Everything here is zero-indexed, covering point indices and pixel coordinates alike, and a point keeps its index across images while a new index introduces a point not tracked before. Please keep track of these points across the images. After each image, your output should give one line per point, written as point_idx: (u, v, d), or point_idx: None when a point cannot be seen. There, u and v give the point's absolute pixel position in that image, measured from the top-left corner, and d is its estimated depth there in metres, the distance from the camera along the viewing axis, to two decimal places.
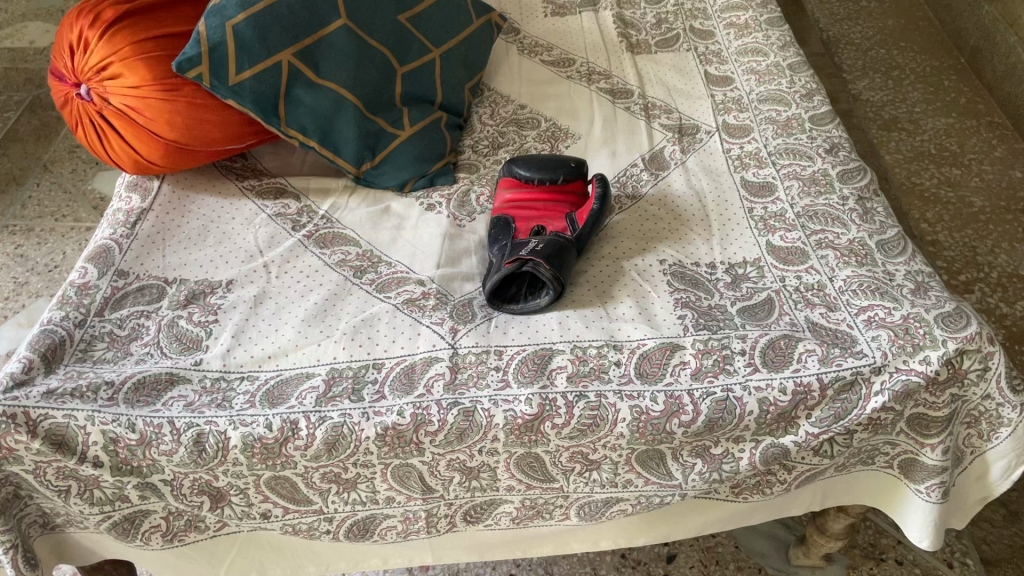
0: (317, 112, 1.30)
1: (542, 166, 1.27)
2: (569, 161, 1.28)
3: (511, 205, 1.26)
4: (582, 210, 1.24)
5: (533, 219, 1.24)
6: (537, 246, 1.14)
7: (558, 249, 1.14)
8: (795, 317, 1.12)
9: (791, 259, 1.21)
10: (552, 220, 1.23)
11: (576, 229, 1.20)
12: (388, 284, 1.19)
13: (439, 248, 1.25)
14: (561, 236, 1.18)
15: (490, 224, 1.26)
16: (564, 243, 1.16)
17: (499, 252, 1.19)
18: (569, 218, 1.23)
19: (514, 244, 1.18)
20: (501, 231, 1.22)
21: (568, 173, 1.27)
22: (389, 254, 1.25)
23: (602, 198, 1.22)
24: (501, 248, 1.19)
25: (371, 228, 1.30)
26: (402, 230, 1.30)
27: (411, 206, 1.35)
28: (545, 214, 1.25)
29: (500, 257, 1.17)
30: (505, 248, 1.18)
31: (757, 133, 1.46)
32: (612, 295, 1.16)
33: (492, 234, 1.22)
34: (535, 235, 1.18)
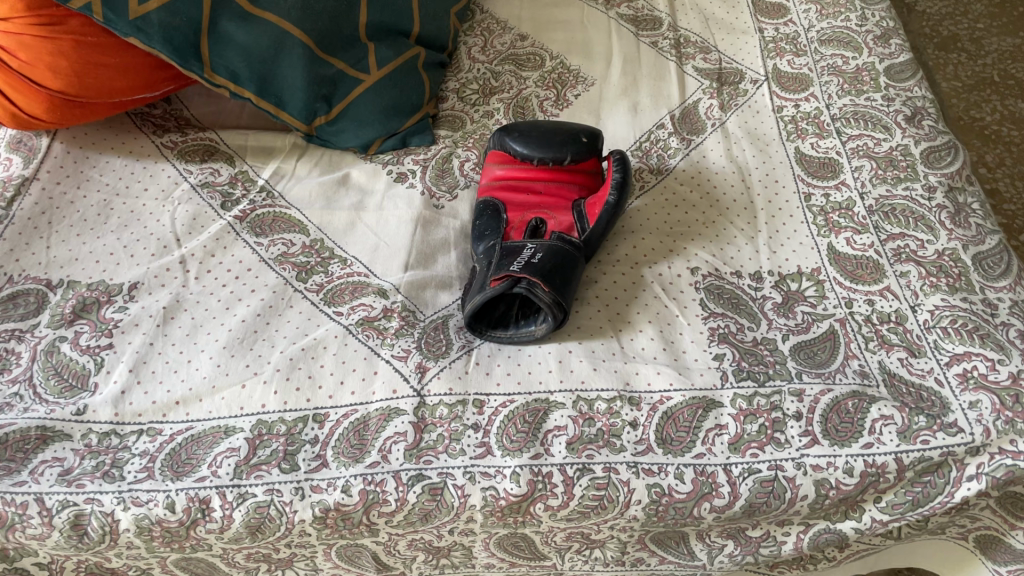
0: (252, 54, 0.99)
1: (543, 142, 0.95)
2: (577, 130, 0.97)
3: (502, 185, 0.99)
4: (594, 200, 0.95)
5: (531, 210, 0.96)
6: (533, 258, 0.87)
7: (561, 265, 0.87)
8: (866, 362, 0.86)
9: (860, 274, 0.94)
10: (555, 213, 0.96)
11: (585, 230, 0.93)
12: (340, 293, 0.93)
13: (408, 241, 0.98)
14: (565, 240, 0.91)
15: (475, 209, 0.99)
16: (569, 254, 0.89)
17: (484, 259, 0.92)
18: (577, 212, 0.95)
19: (503, 250, 0.91)
20: (489, 226, 0.95)
21: (578, 151, 0.95)
22: (344, 247, 0.98)
23: (620, 189, 0.93)
24: (487, 252, 0.92)
25: (323, 207, 1.02)
26: (363, 211, 1.02)
27: (376, 177, 1.06)
28: (548, 201, 0.97)
29: (483, 267, 0.90)
30: (491, 253, 0.91)
31: (816, 86, 1.16)
32: (629, 320, 0.90)
33: (477, 228, 0.95)
34: (531, 240, 0.91)
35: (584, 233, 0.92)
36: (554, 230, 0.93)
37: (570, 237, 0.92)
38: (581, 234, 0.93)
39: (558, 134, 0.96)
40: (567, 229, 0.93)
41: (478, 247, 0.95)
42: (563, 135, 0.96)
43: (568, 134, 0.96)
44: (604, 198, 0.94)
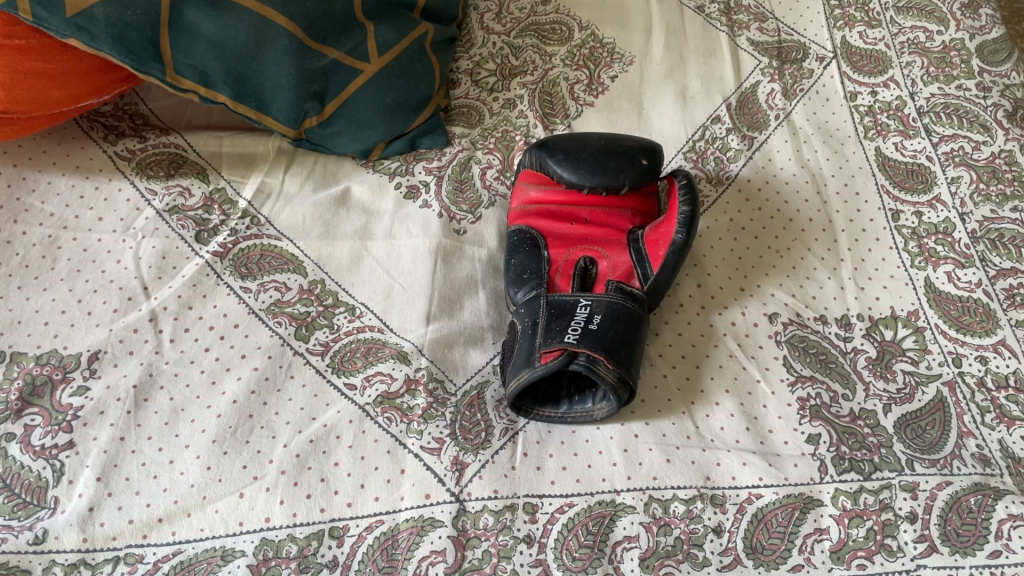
0: (227, 51, 0.78)
1: (594, 169, 0.77)
2: (634, 148, 0.78)
3: (541, 213, 0.82)
4: (655, 236, 0.78)
5: (579, 248, 0.80)
6: (590, 323, 0.71)
7: (625, 331, 0.71)
8: (985, 441, 0.73)
9: (967, 321, 0.80)
10: (607, 252, 0.79)
11: (646, 278, 0.76)
12: (349, 358, 0.76)
13: (428, 283, 0.81)
14: (625, 295, 0.75)
15: (509, 242, 0.82)
16: (632, 312, 0.73)
17: (527, 316, 0.75)
18: (635, 250, 0.78)
19: (551, 306, 0.74)
20: (529, 269, 0.79)
21: (638, 177, 0.77)
22: (350, 290, 0.81)
23: (688, 226, 0.76)
24: (529, 306, 0.76)
25: (320, 237, 0.84)
26: (370, 240, 0.84)
27: (383, 195, 0.88)
28: (597, 233, 0.81)
29: (527, 328, 0.74)
30: (535, 309, 0.75)
31: (895, 68, 0.99)
32: (702, 389, 0.75)
33: (516, 271, 0.79)
34: (584, 293, 0.74)
35: (646, 282, 0.76)
36: (608, 277, 0.77)
37: (629, 289, 0.75)
38: (642, 282, 0.76)
39: (611, 156, 0.77)
40: (624, 275, 0.77)
41: (518, 295, 0.78)
42: (617, 158, 0.77)
43: (622, 156, 0.77)
44: (668, 235, 0.77)
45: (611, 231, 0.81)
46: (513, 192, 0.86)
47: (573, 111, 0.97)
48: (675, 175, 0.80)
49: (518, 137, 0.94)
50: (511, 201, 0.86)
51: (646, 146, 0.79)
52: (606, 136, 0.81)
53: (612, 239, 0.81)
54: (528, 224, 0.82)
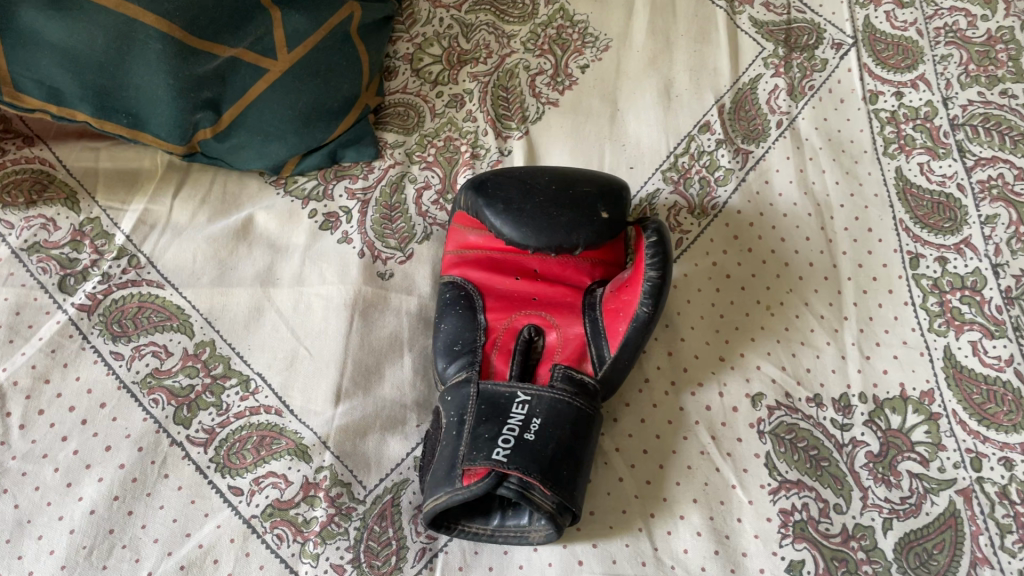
0: (80, 63, 0.61)
1: (540, 226, 0.60)
2: (591, 195, 0.62)
3: (480, 263, 0.67)
4: (614, 304, 0.63)
5: (524, 312, 0.65)
6: (527, 432, 0.57)
7: (570, 440, 0.57)
8: (1002, 573, 0.60)
9: (991, 410, 0.66)
10: (557, 319, 0.64)
11: (602, 361, 0.61)
12: (237, 450, 0.63)
13: (341, 348, 0.67)
14: (574, 387, 0.60)
15: (441, 299, 0.67)
16: (581, 412, 0.59)
17: (453, 407, 0.61)
18: (590, 321, 0.63)
19: (482, 399, 0.59)
20: (462, 338, 0.63)
21: (595, 236, 0.61)
22: (244, 356, 0.67)
23: (655, 300, 0.60)
24: (456, 393, 0.61)
25: (212, 283, 0.69)
26: (274, 287, 0.70)
27: (292, 227, 0.73)
28: (548, 292, 0.66)
29: (452, 426, 0.60)
30: (463, 401, 0.60)
31: (927, 64, 0.81)
32: (664, 498, 0.62)
33: (447, 342, 0.64)
34: (524, 383, 0.60)
35: (601, 368, 0.61)
36: (555, 356, 0.62)
37: (580, 377, 0.61)
38: (596, 366, 0.62)
39: (562, 208, 0.61)
40: (575, 354, 0.62)
41: (446, 372, 0.63)
42: (568, 210, 0.61)
43: (576, 207, 0.61)
44: (630, 307, 0.61)
45: (564, 288, 0.66)
46: (450, 230, 0.70)
47: (532, 113, 0.80)
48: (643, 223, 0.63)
49: (463, 147, 0.78)
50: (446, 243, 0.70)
51: (607, 190, 0.62)
52: (559, 174, 0.64)
53: (565, 300, 0.65)
54: (464, 275, 0.67)
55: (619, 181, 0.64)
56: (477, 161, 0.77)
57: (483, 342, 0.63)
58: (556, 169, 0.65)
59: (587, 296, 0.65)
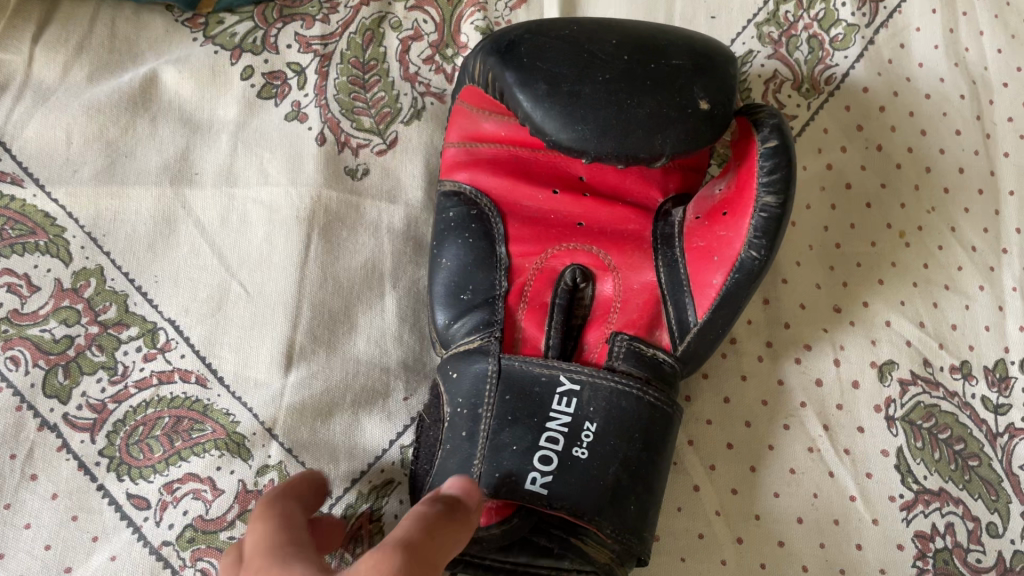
0: None
1: (604, 123, 0.37)
2: (681, 70, 0.38)
3: (499, 164, 0.45)
4: (703, 242, 0.41)
5: (566, 245, 0.43)
6: (575, 448, 0.37)
7: (639, 459, 0.38)
8: None
9: None
10: (615, 259, 0.43)
11: (683, 329, 0.41)
12: (140, 438, 0.43)
13: (291, 285, 0.46)
14: (644, 372, 0.40)
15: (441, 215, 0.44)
16: (657, 409, 0.38)
17: (461, 392, 0.39)
18: (666, 264, 0.42)
19: (506, 387, 0.38)
20: (474, 280, 0.42)
21: (691, 140, 0.37)
22: (147, 293, 0.45)
23: (772, 242, 0.39)
24: (467, 367, 0.39)
25: (97, 180, 0.46)
26: (191, 187, 0.47)
27: (216, 94, 0.49)
28: (602, 215, 0.44)
29: (460, 424, 0.38)
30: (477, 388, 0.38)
31: None
32: (756, 515, 0.44)
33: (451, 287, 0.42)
34: (568, 363, 0.38)
35: (684, 341, 0.41)
36: (610, 321, 0.42)
37: (651, 355, 0.41)
38: (675, 336, 0.41)
39: (638, 94, 0.37)
40: (643, 319, 0.42)
41: (452, 332, 0.42)
42: (649, 98, 0.37)
43: (661, 91, 0.37)
44: (727, 248, 0.40)
45: (625, 209, 0.44)
46: (452, 112, 0.47)
47: None
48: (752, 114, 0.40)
49: None
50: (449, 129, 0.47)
51: (707, 64, 0.39)
52: (631, 32, 0.40)
53: (627, 228, 0.44)
54: (475, 183, 0.44)
55: (723, 47, 0.40)
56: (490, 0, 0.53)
57: (506, 291, 0.42)
58: (625, 23, 0.41)
59: (660, 224, 0.44)
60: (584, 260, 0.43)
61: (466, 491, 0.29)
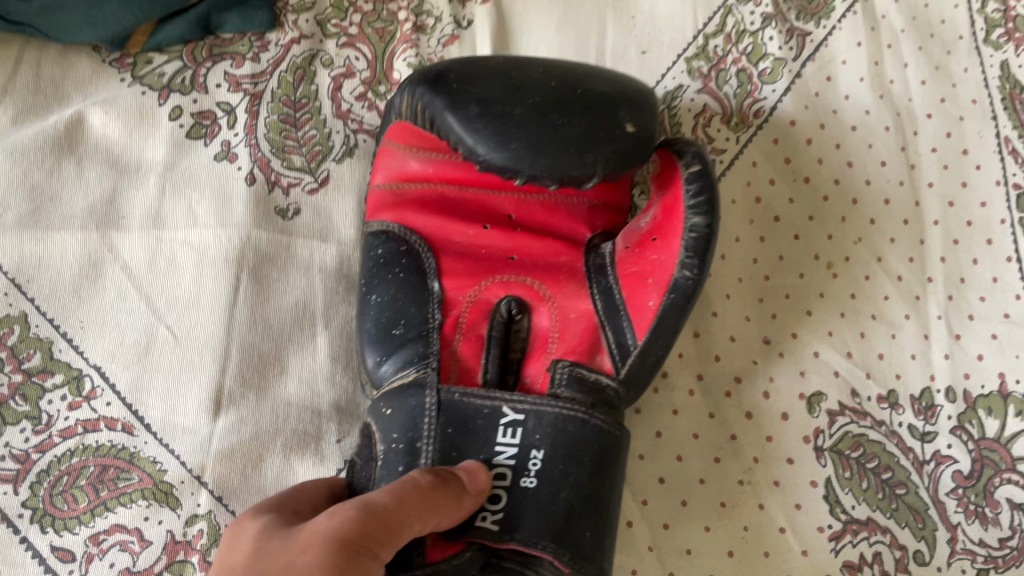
0: None
1: (534, 141, 0.37)
2: (608, 97, 0.39)
3: (428, 201, 0.45)
4: (636, 266, 0.42)
5: (500, 277, 0.43)
6: (524, 478, 0.36)
7: (590, 484, 0.36)
8: None
9: None
10: (549, 288, 0.43)
11: (624, 352, 0.41)
12: (64, 489, 0.42)
13: (219, 327, 0.45)
14: (586, 397, 0.39)
15: (375, 254, 0.43)
16: (605, 433, 0.37)
17: (396, 427, 0.37)
18: (600, 290, 0.43)
19: (446, 419, 0.37)
20: (405, 314, 0.41)
21: (624, 158, 0.38)
22: (71, 338, 0.45)
23: (703, 261, 0.39)
24: (404, 402, 0.38)
25: (21, 225, 0.46)
26: (119, 230, 0.47)
27: (143, 135, 0.49)
28: (533, 249, 0.44)
29: (396, 459, 0.36)
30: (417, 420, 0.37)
31: None
32: (688, 549, 0.44)
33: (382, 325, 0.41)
34: (510, 393, 0.37)
35: (625, 364, 0.41)
36: (550, 350, 0.41)
37: (594, 379, 0.40)
38: (616, 360, 0.41)
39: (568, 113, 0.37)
40: (583, 345, 0.41)
41: (384, 371, 0.40)
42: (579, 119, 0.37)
43: (590, 114, 0.38)
44: (663, 272, 0.40)
45: (556, 242, 0.45)
46: (379, 150, 0.46)
47: None
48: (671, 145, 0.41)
49: (401, 12, 0.53)
50: (374, 170, 0.46)
51: (633, 95, 0.39)
52: (557, 65, 0.40)
53: (559, 261, 0.44)
54: (403, 221, 0.44)
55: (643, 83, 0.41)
56: (422, 36, 0.53)
57: (440, 322, 0.41)
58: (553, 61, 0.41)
59: (591, 254, 0.44)
60: (519, 291, 0.43)
61: (470, 474, 0.34)
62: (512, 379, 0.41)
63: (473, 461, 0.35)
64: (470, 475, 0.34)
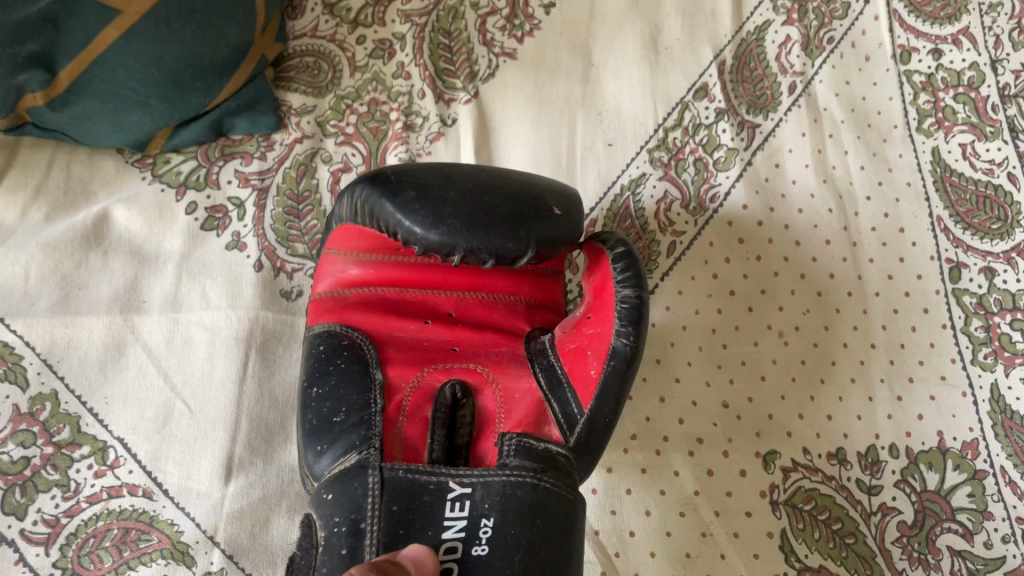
0: None
1: (471, 215, 0.40)
2: (535, 188, 0.43)
3: (374, 298, 0.47)
4: (574, 343, 0.45)
5: (443, 365, 0.45)
6: (476, 547, 0.35)
7: (545, 549, 0.36)
8: None
9: None
10: (494, 372, 0.45)
11: (570, 421, 0.43)
12: (91, 549, 0.47)
13: (229, 400, 0.50)
14: (536, 463, 0.40)
15: (315, 347, 0.44)
16: (556, 496, 0.37)
17: (337, 512, 0.36)
18: (543, 369, 0.45)
19: (390, 497, 0.36)
20: (345, 401, 0.41)
21: (551, 233, 0.42)
22: (95, 412, 0.49)
23: (636, 330, 0.43)
24: (345, 486, 0.37)
25: (53, 311, 0.51)
26: (140, 314, 0.52)
27: (162, 228, 0.55)
28: (473, 346, 0.47)
29: (338, 543, 0.35)
30: (358, 499, 0.36)
31: (973, 15, 0.65)
32: None
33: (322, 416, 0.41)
34: (455, 469, 0.37)
35: (574, 432, 0.42)
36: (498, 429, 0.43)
37: (544, 448, 0.41)
38: (563, 430, 0.42)
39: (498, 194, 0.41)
40: (529, 420, 0.43)
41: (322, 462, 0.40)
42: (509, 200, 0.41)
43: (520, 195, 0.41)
44: (602, 344, 0.43)
45: (496, 334, 0.48)
46: (321, 260, 0.48)
47: (482, 69, 0.61)
48: (598, 237, 0.47)
49: (392, 113, 0.60)
50: (315, 281, 0.48)
51: (558, 189, 0.44)
52: (484, 167, 0.44)
53: (499, 350, 0.47)
54: (347, 318, 0.45)
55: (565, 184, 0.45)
56: (412, 134, 0.59)
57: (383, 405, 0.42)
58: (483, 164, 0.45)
59: (530, 345, 0.48)
60: (461, 376, 0.45)
61: (418, 560, 0.33)
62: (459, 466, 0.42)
63: (418, 545, 0.34)
64: (417, 563, 0.33)
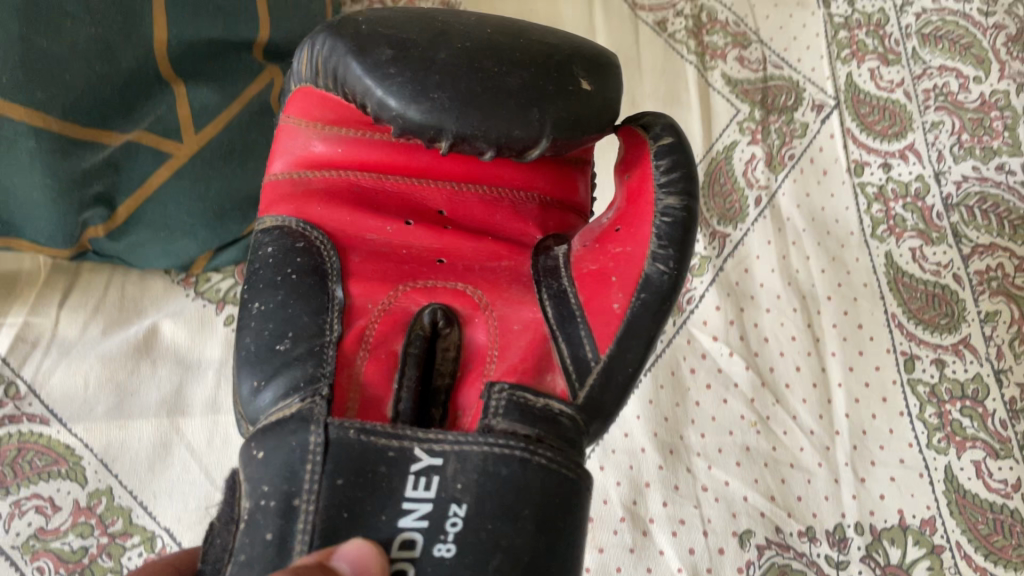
0: None
1: (462, 91, 0.36)
2: (559, 50, 0.38)
3: (346, 196, 0.43)
4: (595, 265, 0.41)
5: (420, 283, 0.42)
6: (438, 546, 0.32)
7: (531, 525, 0.33)
8: None
9: (998, 543, 0.61)
10: (487, 297, 0.42)
11: (581, 369, 0.40)
12: None
13: None
14: (526, 428, 0.37)
15: (269, 262, 0.40)
16: (548, 473, 0.34)
17: (267, 479, 0.33)
18: (552, 297, 0.42)
19: (338, 462, 0.33)
20: (295, 325, 0.38)
21: (566, 120, 0.38)
22: (143, 504, 0.57)
23: (677, 254, 0.40)
24: (280, 441, 0.34)
25: (108, 415, 0.58)
26: (183, 416, 0.59)
27: (203, 339, 0.62)
28: (459, 256, 0.44)
29: (265, 520, 0.32)
30: (299, 465, 0.33)
31: (917, 132, 0.73)
32: None
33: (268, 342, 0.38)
34: (427, 434, 0.34)
35: (583, 386, 0.39)
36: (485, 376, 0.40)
37: (536, 406, 0.37)
38: (573, 381, 0.39)
39: (508, 63, 0.37)
40: (523, 368, 0.39)
41: (262, 400, 0.37)
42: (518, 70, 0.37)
43: (536, 65, 0.37)
44: (632, 265, 0.40)
45: (495, 245, 0.44)
46: (277, 132, 0.44)
47: None
48: (639, 121, 0.43)
49: None
50: (274, 156, 0.44)
51: (586, 52, 0.39)
52: (493, 18, 0.40)
53: (498, 264, 0.44)
54: (304, 216, 0.42)
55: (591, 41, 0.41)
56: None
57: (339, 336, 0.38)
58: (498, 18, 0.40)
59: (542, 259, 0.44)
60: (445, 299, 0.42)
61: (357, 562, 0.30)
62: (438, 411, 0.39)
63: (357, 544, 0.30)
64: (356, 566, 0.30)
